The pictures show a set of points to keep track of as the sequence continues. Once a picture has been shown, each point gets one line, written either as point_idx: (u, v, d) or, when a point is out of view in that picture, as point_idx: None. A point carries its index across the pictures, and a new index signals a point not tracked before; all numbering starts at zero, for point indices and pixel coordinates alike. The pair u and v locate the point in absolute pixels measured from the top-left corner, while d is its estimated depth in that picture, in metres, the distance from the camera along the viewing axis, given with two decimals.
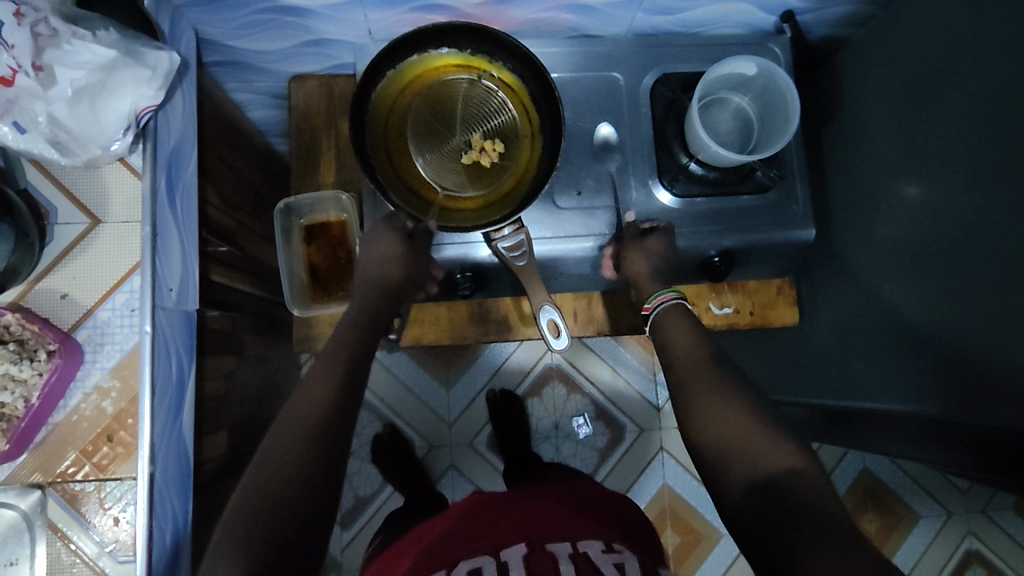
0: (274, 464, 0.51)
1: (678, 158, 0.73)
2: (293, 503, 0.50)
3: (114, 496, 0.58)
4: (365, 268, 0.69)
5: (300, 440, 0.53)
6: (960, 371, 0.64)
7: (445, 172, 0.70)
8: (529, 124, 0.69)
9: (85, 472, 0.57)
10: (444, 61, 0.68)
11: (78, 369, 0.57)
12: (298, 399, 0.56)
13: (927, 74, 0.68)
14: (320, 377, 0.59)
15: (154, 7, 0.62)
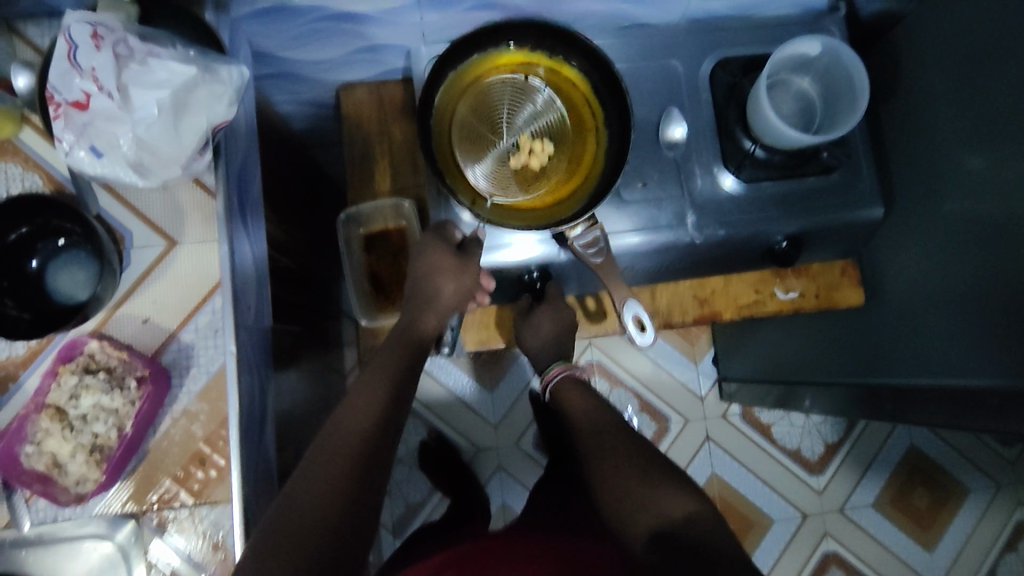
0: (326, 468, 0.51)
1: (741, 144, 0.72)
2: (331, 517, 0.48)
3: (209, 522, 0.56)
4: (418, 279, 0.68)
5: (350, 455, 0.52)
6: None
7: (494, 173, 0.67)
8: (592, 118, 0.68)
9: (179, 498, 0.56)
10: (502, 60, 0.67)
11: (167, 394, 0.56)
12: (347, 413, 0.56)
13: (997, 41, 0.66)
14: (360, 392, 0.59)
15: (215, 20, 0.61)
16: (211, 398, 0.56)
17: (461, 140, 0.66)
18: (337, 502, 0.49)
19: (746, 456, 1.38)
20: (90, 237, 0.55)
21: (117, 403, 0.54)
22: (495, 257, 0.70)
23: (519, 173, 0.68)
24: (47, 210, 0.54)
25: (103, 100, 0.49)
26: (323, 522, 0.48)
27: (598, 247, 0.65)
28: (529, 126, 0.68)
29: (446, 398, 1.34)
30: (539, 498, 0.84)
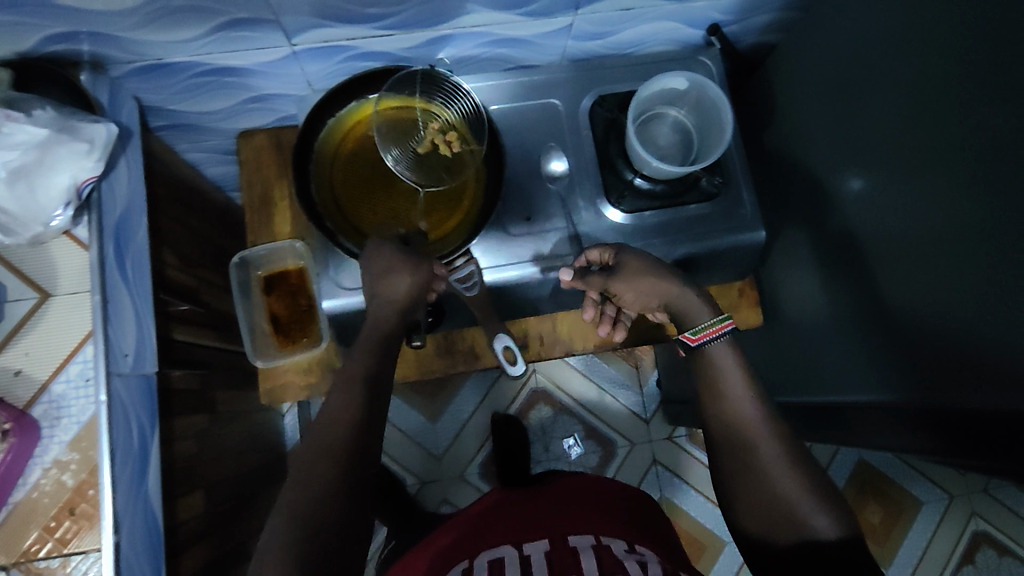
0: (309, 478, 0.50)
1: (622, 175, 0.75)
2: (327, 531, 0.48)
3: (80, 570, 0.57)
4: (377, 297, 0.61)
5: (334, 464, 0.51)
6: (919, 364, 0.64)
7: (377, 205, 0.69)
8: (472, 148, 0.70)
9: (48, 548, 0.57)
10: (360, 110, 0.69)
11: (36, 446, 0.57)
12: (331, 410, 0.54)
13: (857, 67, 0.69)
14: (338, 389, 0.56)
15: (92, 83, 0.65)
16: (82, 446, 0.58)
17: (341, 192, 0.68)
18: (332, 520, 0.48)
19: (696, 477, 1.36)
20: None
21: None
22: None
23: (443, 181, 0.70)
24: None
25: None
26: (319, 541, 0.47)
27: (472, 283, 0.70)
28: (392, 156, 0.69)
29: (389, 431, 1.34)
30: (449, 526, 0.83)
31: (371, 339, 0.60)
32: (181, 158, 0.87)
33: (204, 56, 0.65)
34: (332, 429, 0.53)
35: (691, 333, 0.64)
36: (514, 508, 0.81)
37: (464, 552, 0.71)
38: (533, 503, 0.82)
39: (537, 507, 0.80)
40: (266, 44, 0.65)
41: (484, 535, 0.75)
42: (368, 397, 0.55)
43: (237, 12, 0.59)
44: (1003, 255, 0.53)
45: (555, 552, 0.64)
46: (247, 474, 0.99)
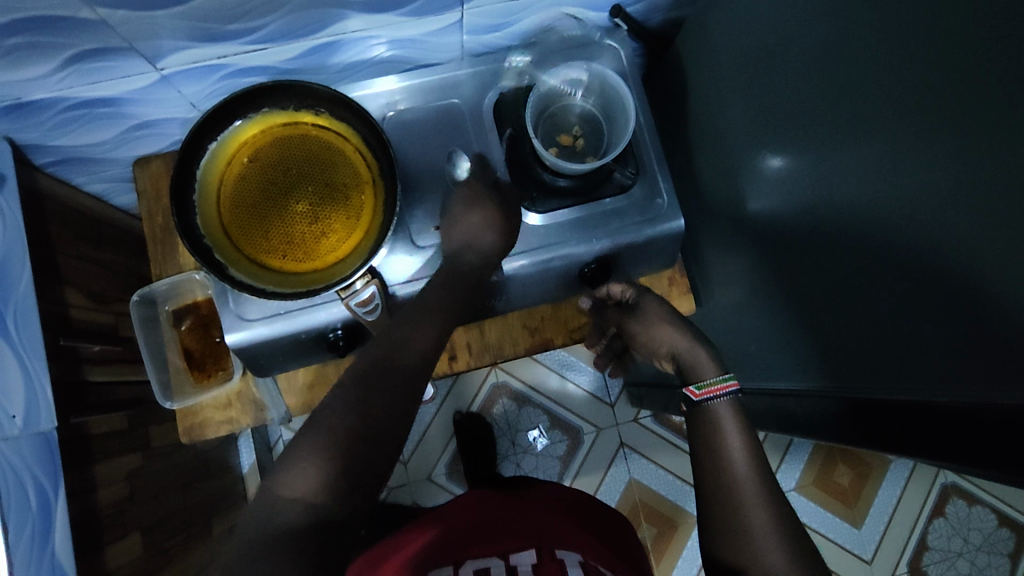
0: (369, 387, 0.52)
1: (536, 174, 0.72)
2: (367, 444, 0.50)
3: None
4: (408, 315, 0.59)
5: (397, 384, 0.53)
6: (850, 346, 0.62)
7: (276, 238, 0.65)
8: (365, 160, 0.67)
9: None
10: (238, 140, 0.66)
11: None
12: (405, 333, 0.57)
13: (762, 41, 0.66)
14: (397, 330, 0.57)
15: None
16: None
17: (233, 230, 0.65)
18: (364, 475, 0.49)
19: (664, 458, 1.36)
20: None
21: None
22: (284, 324, 0.67)
23: (341, 201, 0.66)
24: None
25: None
26: (352, 475, 0.48)
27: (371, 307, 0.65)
28: (284, 183, 0.66)
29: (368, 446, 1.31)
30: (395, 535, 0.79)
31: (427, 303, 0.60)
32: (82, 191, 0.83)
33: (65, 90, 0.61)
34: (396, 370, 0.54)
35: (696, 388, 0.62)
36: (490, 508, 0.78)
37: (448, 558, 0.67)
38: (511, 504, 0.79)
39: (514, 511, 0.77)
40: (130, 72, 0.61)
41: (468, 536, 0.71)
42: (436, 338, 0.58)
43: (85, 44, 0.55)
44: (918, 235, 0.51)
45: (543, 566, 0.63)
46: (198, 505, 0.97)
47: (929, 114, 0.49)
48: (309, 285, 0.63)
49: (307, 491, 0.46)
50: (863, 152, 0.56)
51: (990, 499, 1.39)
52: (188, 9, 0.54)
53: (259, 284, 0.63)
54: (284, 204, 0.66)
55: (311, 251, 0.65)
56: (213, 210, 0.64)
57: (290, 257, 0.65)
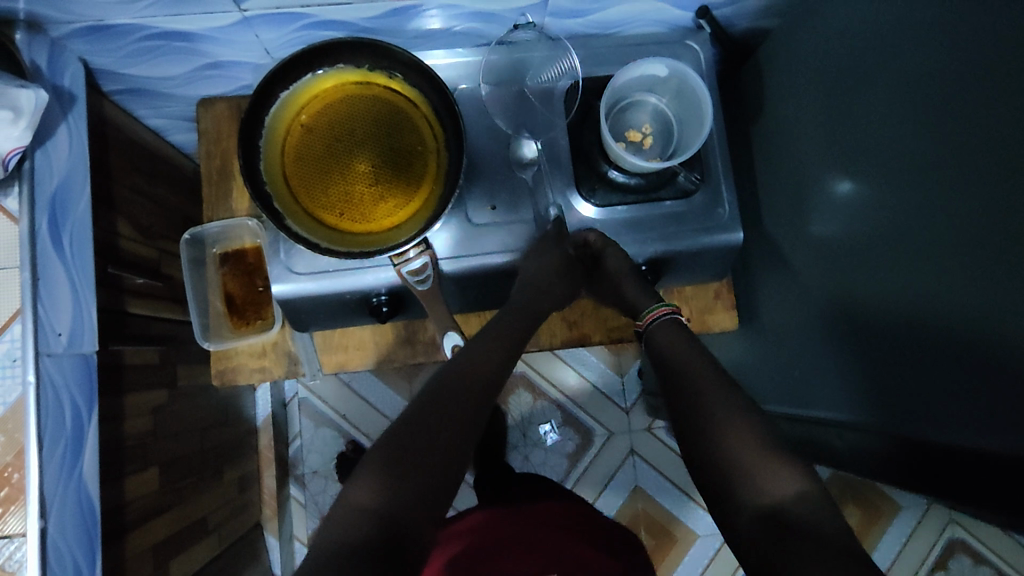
0: (433, 409, 0.58)
1: (597, 167, 0.71)
2: (420, 464, 0.55)
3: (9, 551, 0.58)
4: (473, 347, 0.64)
5: (457, 409, 0.59)
6: (901, 385, 0.60)
7: (334, 197, 0.65)
8: (434, 130, 0.66)
9: None
10: (307, 95, 0.65)
11: None
12: (469, 360, 0.63)
13: (846, 63, 0.64)
14: (466, 355, 0.63)
15: (27, 43, 0.61)
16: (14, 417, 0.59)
17: (293, 184, 0.64)
18: (415, 492, 0.53)
19: (673, 471, 1.34)
20: None
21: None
22: (334, 282, 0.67)
23: (404, 167, 0.66)
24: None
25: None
26: (409, 492, 0.53)
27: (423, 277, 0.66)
28: (348, 143, 0.65)
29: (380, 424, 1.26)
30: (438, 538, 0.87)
31: (492, 333, 0.67)
32: (143, 124, 0.83)
33: (147, 19, 0.61)
34: (464, 393, 0.60)
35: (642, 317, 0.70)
36: (510, 524, 0.83)
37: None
38: (530, 519, 0.84)
39: (532, 528, 0.82)
40: (213, 9, 0.61)
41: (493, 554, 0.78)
42: (497, 365, 0.64)
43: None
44: (988, 281, 0.49)
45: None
46: (214, 449, 0.98)
47: (1015, 155, 0.46)
48: (365, 247, 0.63)
49: (365, 492, 0.52)
50: (935, 188, 0.54)
51: (999, 561, 1.36)
52: None
53: (315, 239, 0.63)
54: (347, 164, 0.65)
55: (369, 213, 0.65)
56: (277, 162, 0.64)
57: (347, 217, 0.65)
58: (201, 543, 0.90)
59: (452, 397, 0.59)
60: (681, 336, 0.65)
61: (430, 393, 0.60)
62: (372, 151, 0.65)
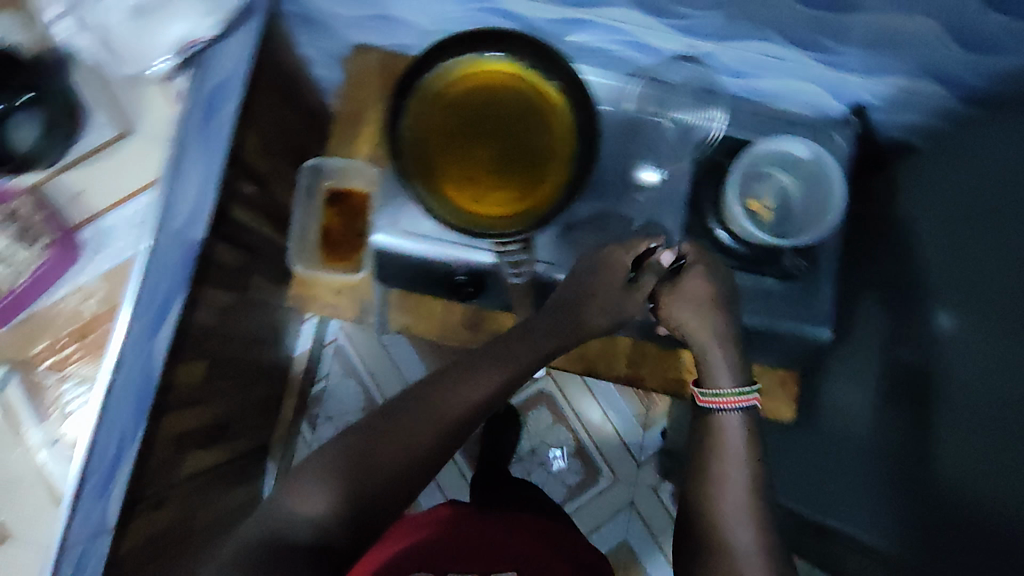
0: (398, 434, 0.55)
1: (709, 225, 0.71)
2: (370, 486, 0.54)
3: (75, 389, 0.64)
4: (472, 365, 0.58)
5: (424, 437, 0.55)
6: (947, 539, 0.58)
7: (459, 171, 0.67)
8: (566, 140, 0.67)
9: (60, 354, 0.64)
10: (466, 69, 0.68)
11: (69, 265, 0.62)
12: (461, 380, 0.57)
13: (990, 203, 0.62)
14: (459, 378, 0.57)
15: None
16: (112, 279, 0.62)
17: (426, 148, 0.66)
18: (360, 513, 0.54)
19: (666, 538, 1.32)
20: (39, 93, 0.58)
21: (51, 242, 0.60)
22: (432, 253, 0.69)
23: (534, 164, 0.67)
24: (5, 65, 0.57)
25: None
26: (353, 512, 0.54)
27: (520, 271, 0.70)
28: (488, 125, 0.67)
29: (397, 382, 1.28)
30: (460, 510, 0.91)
31: (509, 348, 0.59)
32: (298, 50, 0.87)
33: None
34: (435, 418, 0.56)
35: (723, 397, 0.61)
36: (470, 527, 0.87)
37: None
38: (487, 526, 0.88)
39: (487, 537, 0.87)
40: None
41: (438, 556, 0.84)
42: (491, 390, 0.57)
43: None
44: None
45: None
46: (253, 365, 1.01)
47: None
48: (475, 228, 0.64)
49: (311, 503, 0.53)
50: None
51: None
52: None
53: (431, 205, 0.65)
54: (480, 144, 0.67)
55: (486, 197, 0.67)
56: (419, 122, 0.67)
57: (465, 193, 0.67)
58: (215, 446, 0.93)
59: (424, 417, 0.56)
60: (750, 437, 0.60)
61: (404, 406, 0.57)
62: (507, 139, 0.67)
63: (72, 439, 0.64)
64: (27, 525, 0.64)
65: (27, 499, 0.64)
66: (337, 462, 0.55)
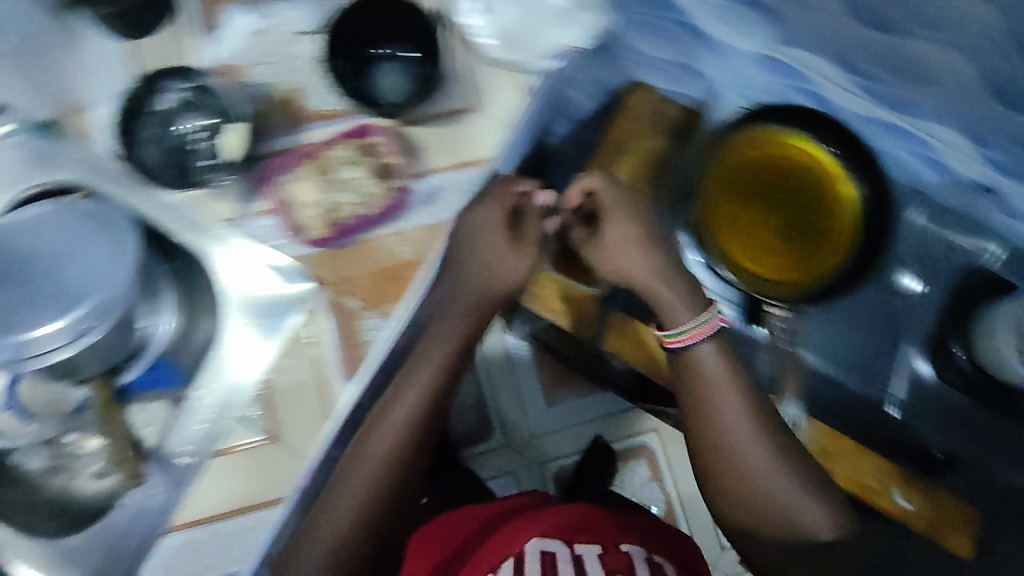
0: (297, 458, 0.60)
1: (950, 346, 0.71)
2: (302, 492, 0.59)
3: (366, 328, 0.60)
4: (376, 273, 0.61)
5: (317, 464, 0.60)
6: None
7: (740, 224, 0.72)
8: (848, 235, 0.69)
9: (357, 293, 0.61)
10: (772, 136, 0.72)
11: (394, 216, 0.63)
12: (343, 328, 0.61)
13: None
14: (343, 313, 0.61)
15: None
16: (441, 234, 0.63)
17: (716, 196, 0.73)
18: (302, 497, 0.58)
19: None
20: (423, 52, 0.64)
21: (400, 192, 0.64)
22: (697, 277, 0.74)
23: (811, 241, 0.70)
24: (412, 22, 0.64)
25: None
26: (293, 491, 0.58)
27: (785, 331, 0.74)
28: (774, 192, 0.72)
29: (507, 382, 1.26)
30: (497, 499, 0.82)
31: (359, 277, 0.61)
32: None
33: (698, 12, 0.69)
34: (315, 376, 0.60)
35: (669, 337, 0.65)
36: (556, 509, 0.75)
37: (509, 552, 0.67)
38: (591, 509, 0.77)
39: (584, 515, 0.75)
40: (753, 35, 0.68)
41: (523, 532, 0.70)
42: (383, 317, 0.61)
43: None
44: None
45: (612, 563, 0.67)
46: None
47: None
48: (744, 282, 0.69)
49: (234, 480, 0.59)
50: None
51: None
52: (860, 32, 0.60)
53: (705, 248, 0.71)
54: (763, 207, 0.72)
55: (764, 255, 0.71)
56: (717, 173, 0.73)
57: (742, 246, 0.71)
58: None
59: (306, 402, 0.60)
60: (726, 360, 0.65)
61: (287, 416, 0.60)
62: (789, 211, 0.72)
63: (339, 367, 0.60)
64: (298, 441, 0.60)
65: (294, 416, 0.60)
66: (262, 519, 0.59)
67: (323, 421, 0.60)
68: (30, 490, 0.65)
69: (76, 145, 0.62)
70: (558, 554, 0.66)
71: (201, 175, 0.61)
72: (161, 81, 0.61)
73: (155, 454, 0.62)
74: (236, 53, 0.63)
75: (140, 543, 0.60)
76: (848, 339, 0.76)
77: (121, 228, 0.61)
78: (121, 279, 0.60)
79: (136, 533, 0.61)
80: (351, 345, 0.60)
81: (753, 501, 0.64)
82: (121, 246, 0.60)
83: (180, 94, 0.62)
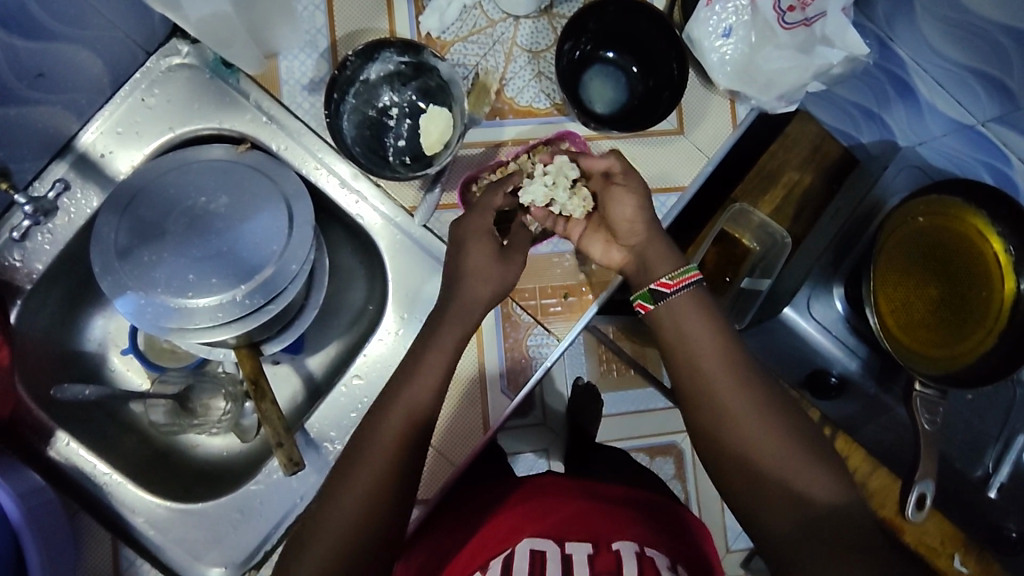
0: (363, 489, 0.47)
1: None
2: (378, 533, 0.47)
3: (534, 342, 0.60)
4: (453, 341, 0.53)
5: (389, 483, 0.47)
6: None
7: (892, 289, 0.72)
8: (992, 323, 0.69)
9: (530, 305, 0.60)
10: (956, 212, 0.70)
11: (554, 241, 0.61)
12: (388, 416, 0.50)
13: None
14: (386, 407, 0.50)
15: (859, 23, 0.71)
16: (646, 267, 0.56)
17: (887, 255, 0.72)
18: (377, 534, 0.47)
19: None
20: (641, 65, 0.61)
21: (579, 227, 0.59)
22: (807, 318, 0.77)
23: (962, 329, 0.70)
24: (646, 33, 0.60)
25: (768, 3, 0.60)
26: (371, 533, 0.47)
27: (933, 418, 0.68)
28: (940, 271, 0.71)
29: (563, 404, 0.89)
30: (507, 521, 0.56)
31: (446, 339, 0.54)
32: None
33: (919, 68, 0.70)
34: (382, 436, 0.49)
35: (669, 278, 0.54)
36: (558, 500, 0.58)
37: (503, 549, 0.52)
38: (599, 497, 0.59)
39: (581, 509, 0.56)
40: (969, 105, 0.69)
41: (517, 534, 0.54)
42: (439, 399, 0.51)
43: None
44: None
45: (601, 566, 0.49)
46: None
47: None
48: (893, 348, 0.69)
49: (337, 516, 0.47)
50: None
51: None
52: None
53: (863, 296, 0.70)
54: (923, 281, 0.71)
55: (911, 326, 0.71)
56: (897, 232, 0.72)
57: (891, 313, 0.72)
58: None
59: (371, 454, 0.48)
60: (705, 317, 0.54)
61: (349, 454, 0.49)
62: (948, 293, 0.71)
63: (500, 375, 0.59)
64: (450, 448, 0.58)
65: (452, 419, 0.58)
66: (333, 539, 0.46)
67: (480, 433, 0.58)
68: (143, 437, 0.64)
69: (257, 97, 0.61)
70: (549, 554, 0.50)
71: (395, 163, 0.59)
72: (379, 53, 0.57)
73: (299, 433, 0.60)
74: (442, 26, 0.61)
75: (277, 516, 0.58)
76: (968, 415, 0.77)
77: (291, 194, 0.58)
78: (294, 257, 0.56)
79: (271, 507, 0.58)
80: (516, 355, 0.60)
81: (773, 488, 0.48)
82: (288, 217, 0.57)
83: (390, 65, 0.58)
